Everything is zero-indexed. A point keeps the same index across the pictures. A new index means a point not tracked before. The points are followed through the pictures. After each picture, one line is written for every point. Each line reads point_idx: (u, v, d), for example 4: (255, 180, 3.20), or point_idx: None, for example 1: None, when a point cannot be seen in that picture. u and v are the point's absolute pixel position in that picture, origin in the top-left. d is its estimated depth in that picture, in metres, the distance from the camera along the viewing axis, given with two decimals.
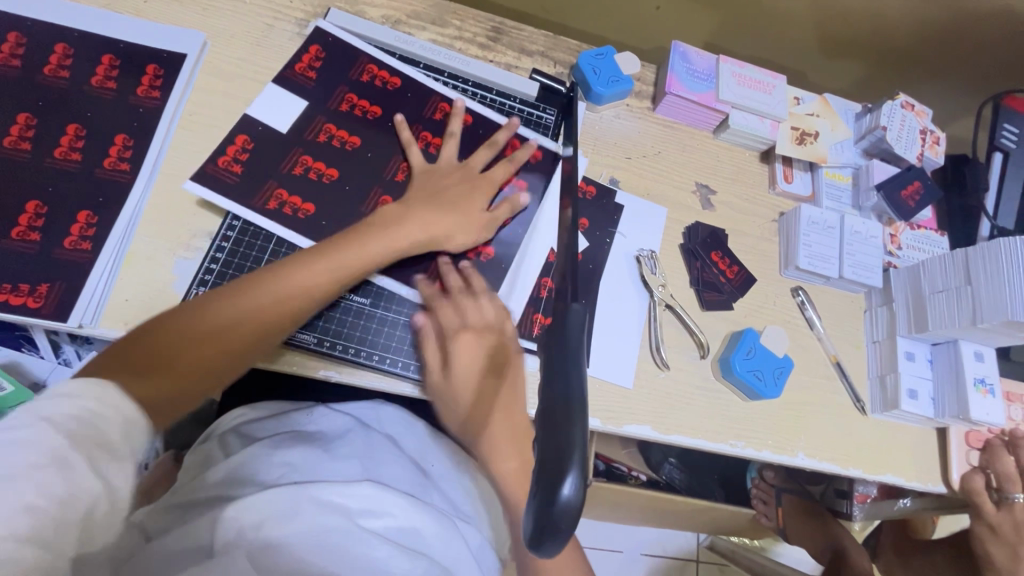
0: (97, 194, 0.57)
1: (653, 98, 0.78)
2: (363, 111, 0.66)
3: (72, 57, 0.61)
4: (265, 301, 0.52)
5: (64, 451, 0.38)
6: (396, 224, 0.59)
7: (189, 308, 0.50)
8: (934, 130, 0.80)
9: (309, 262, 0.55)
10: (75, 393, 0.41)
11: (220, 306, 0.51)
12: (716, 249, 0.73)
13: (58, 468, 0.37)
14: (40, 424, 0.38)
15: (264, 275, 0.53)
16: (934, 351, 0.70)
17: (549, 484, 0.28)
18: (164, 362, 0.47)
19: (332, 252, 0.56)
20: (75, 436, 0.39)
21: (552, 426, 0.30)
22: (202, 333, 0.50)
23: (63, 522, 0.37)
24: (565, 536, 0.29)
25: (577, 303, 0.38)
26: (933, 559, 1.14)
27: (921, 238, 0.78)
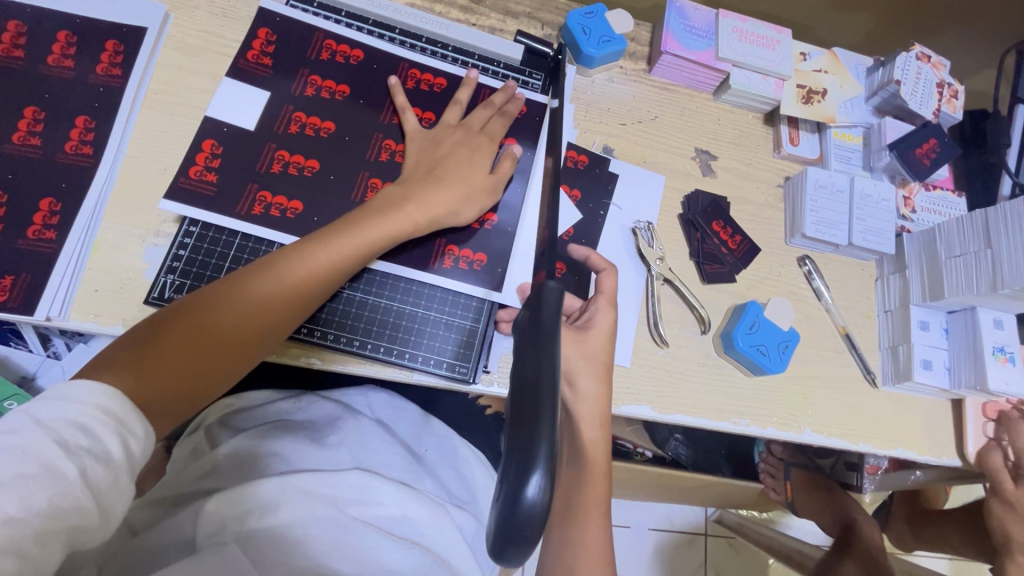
0: (60, 180, 0.55)
1: (648, 60, 0.73)
2: (334, 87, 0.61)
3: (26, 36, 0.57)
4: (267, 291, 0.48)
5: (51, 459, 0.36)
6: (392, 199, 0.54)
7: (188, 303, 0.47)
8: (952, 82, 0.74)
9: (313, 247, 0.50)
10: (69, 396, 0.38)
11: (218, 297, 0.47)
12: (718, 219, 0.69)
13: (38, 475, 0.35)
14: (30, 429, 0.36)
15: (267, 262, 0.49)
16: (950, 320, 0.67)
17: (512, 485, 0.28)
18: (161, 361, 0.44)
19: (337, 235, 0.51)
20: (57, 438, 0.36)
21: (519, 424, 0.30)
22: (202, 327, 0.46)
23: (45, 529, 0.35)
24: (531, 540, 0.28)
25: (555, 282, 0.38)
26: (947, 529, 1.12)
27: (937, 200, 0.73)
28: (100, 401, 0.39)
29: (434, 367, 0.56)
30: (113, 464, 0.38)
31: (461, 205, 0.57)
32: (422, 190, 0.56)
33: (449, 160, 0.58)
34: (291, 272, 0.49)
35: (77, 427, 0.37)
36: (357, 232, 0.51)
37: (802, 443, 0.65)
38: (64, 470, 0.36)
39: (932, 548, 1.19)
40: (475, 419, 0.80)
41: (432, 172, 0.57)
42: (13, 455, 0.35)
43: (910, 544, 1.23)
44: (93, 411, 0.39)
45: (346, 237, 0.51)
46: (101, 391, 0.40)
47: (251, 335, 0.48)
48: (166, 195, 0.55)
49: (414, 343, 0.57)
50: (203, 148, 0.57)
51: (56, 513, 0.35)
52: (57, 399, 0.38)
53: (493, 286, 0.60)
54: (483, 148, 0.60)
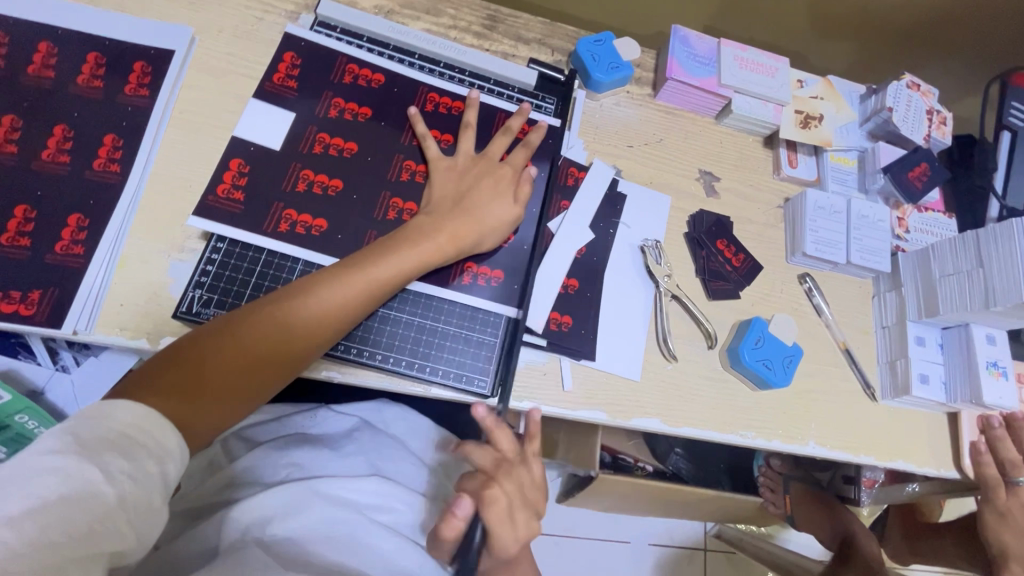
0: (88, 196, 0.56)
1: (654, 85, 0.77)
2: (357, 110, 0.63)
3: (56, 56, 0.59)
4: (301, 317, 0.50)
5: (93, 484, 0.37)
6: (423, 229, 0.56)
7: (223, 325, 0.48)
8: (941, 109, 0.78)
9: (346, 274, 0.52)
10: (107, 414, 0.39)
11: (253, 320, 0.49)
12: (722, 238, 0.71)
13: (78, 497, 0.36)
14: (70, 449, 0.37)
15: (301, 287, 0.51)
16: (944, 335, 0.69)
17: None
18: (198, 382, 0.46)
19: (371, 262, 0.53)
20: (97, 461, 0.37)
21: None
22: (237, 351, 0.48)
23: (81, 551, 0.36)
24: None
25: None
26: (943, 543, 1.15)
27: (929, 221, 0.77)
28: (138, 422, 0.40)
29: (452, 381, 0.58)
30: (150, 488, 0.39)
31: (484, 235, 0.60)
32: (452, 220, 0.58)
33: (476, 191, 0.60)
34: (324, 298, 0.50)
35: (119, 451, 0.39)
36: (388, 260, 0.53)
37: (806, 456, 0.67)
38: (105, 493, 0.37)
39: (928, 562, 1.21)
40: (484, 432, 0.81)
41: (459, 203, 0.59)
42: (55, 476, 0.36)
43: (907, 558, 1.25)
44: (132, 435, 0.39)
45: (378, 265, 0.53)
46: (142, 412, 0.41)
47: (284, 359, 0.49)
48: (195, 213, 0.56)
49: (435, 357, 0.58)
50: (230, 167, 0.58)
51: (92, 537, 0.36)
52: (95, 418, 0.39)
53: (508, 302, 0.61)
54: (507, 177, 0.62)
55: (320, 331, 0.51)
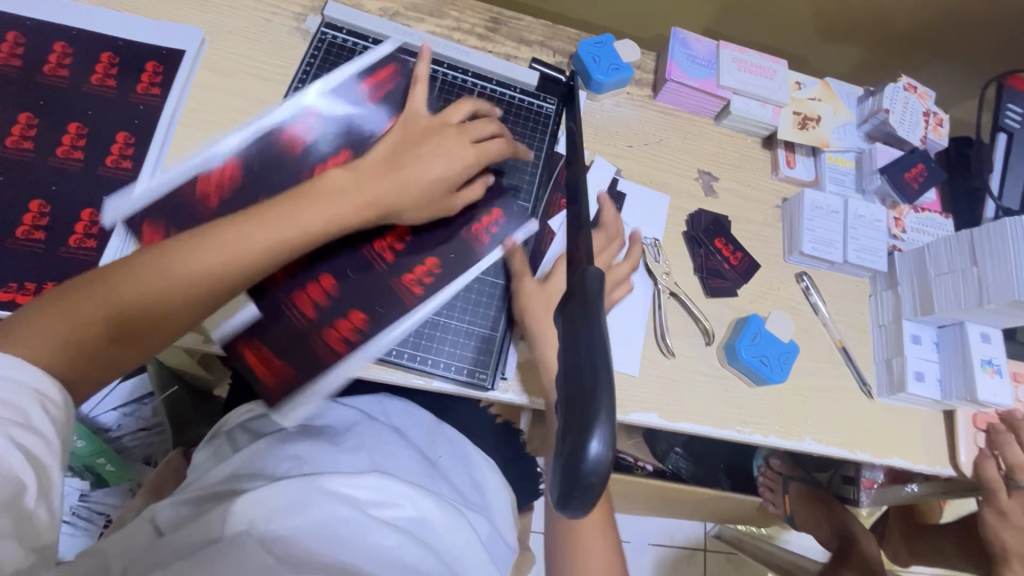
0: (101, 192, 0.57)
1: (653, 86, 0.78)
2: (365, 112, 0.65)
3: (71, 56, 0.61)
4: (209, 259, 0.48)
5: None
6: (343, 191, 0.54)
7: (128, 264, 0.47)
8: (938, 112, 0.79)
9: (265, 223, 0.51)
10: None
11: (162, 259, 0.48)
12: (720, 237, 0.72)
13: None
14: None
15: (213, 231, 0.49)
16: (940, 333, 0.70)
17: (575, 442, 0.29)
18: (99, 322, 0.45)
19: (276, 215, 0.51)
20: None
21: (577, 386, 0.31)
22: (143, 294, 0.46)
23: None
24: (597, 492, 0.29)
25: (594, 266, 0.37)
26: (942, 543, 1.15)
27: (926, 221, 0.77)
28: (17, 378, 0.40)
29: (454, 373, 0.59)
30: (40, 442, 0.40)
31: (409, 209, 0.58)
32: (380, 184, 0.56)
33: (421, 163, 0.58)
34: (228, 251, 0.49)
35: (5, 403, 0.39)
36: (306, 211, 0.52)
37: (802, 452, 0.68)
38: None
39: (927, 563, 1.22)
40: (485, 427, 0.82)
41: (396, 170, 0.57)
42: None
43: (906, 559, 1.25)
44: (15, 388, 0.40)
45: (296, 214, 0.52)
46: (15, 365, 0.40)
47: (193, 304, 0.49)
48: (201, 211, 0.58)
49: (436, 349, 0.60)
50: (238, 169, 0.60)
51: None
52: None
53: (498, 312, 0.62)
54: (468, 161, 0.60)
55: (221, 284, 0.49)
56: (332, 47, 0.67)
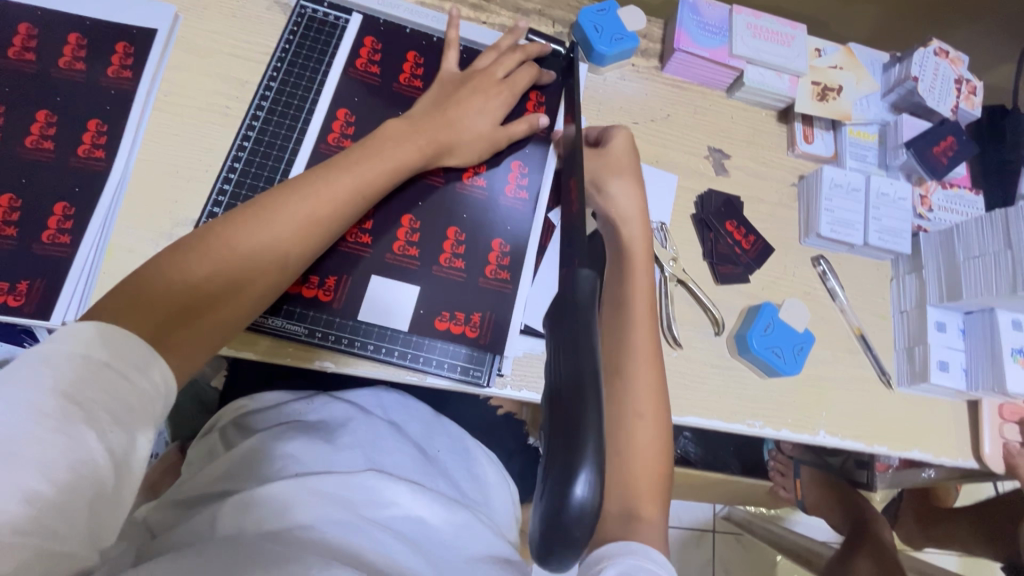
0: (73, 184, 0.55)
1: (660, 57, 0.72)
2: (367, 78, 0.61)
3: (36, 38, 0.57)
4: (283, 228, 0.47)
5: (67, 420, 0.33)
6: (404, 133, 0.55)
7: (197, 236, 0.45)
8: (971, 79, 0.73)
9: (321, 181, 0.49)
10: (85, 345, 0.36)
11: (229, 228, 0.46)
12: (731, 219, 0.68)
13: (54, 440, 0.33)
14: (42, 384, 0.34)
15: (276, 194, 0.48)
16: (966, 320, 0.66)
17: (557, 491, 0.27)
18: (181, 289, 0.43)
19: (349, 167, 0.51)
20: (72, 394, 0.34)
21: (562, 421, 0.28)
22: (218, 263, 0.44)
23: (65, 503, 0.33)
24: (581, 543, 0.27)
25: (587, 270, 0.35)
26: (958, 528, 1.12)
27: (954, 198, 0.72)
28: (108, 357, 0.37)
29: (448, 371, 0.56)
30: (130, 425, 0.36)
31: (460, 147, 0.58)
32: (428, 125, 0.56)
33: (462, 105, 0.58)
34: (303, 203, 0.48)
35: (96, 376, 0.36)
36: (365, 167, 0.51)
37: (817, 445, 0.65)
38: (83, 433, 0.34)
39: (941, 546, 1.19)
40: (485, 418, 0.80)
41: (442, 109, 0.57)
42: (29, 417, 0.33)
43: (919, 542, 1.23)
44: (112, 367, 0.37)
45: (355, 171, 0.51)
46: (107, 340, 0.37)
47: (269, 273, 0.47)
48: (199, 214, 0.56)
49: (428, 346, 0.56)
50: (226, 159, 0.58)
51: (74, 487, 0.33)
52: (73, 349, 0.36)
53: (511, 281, 0.59)
54: (500, 96, 0.60)
55: (299, 239, 0.48)
56: (312, 23, 0.62)
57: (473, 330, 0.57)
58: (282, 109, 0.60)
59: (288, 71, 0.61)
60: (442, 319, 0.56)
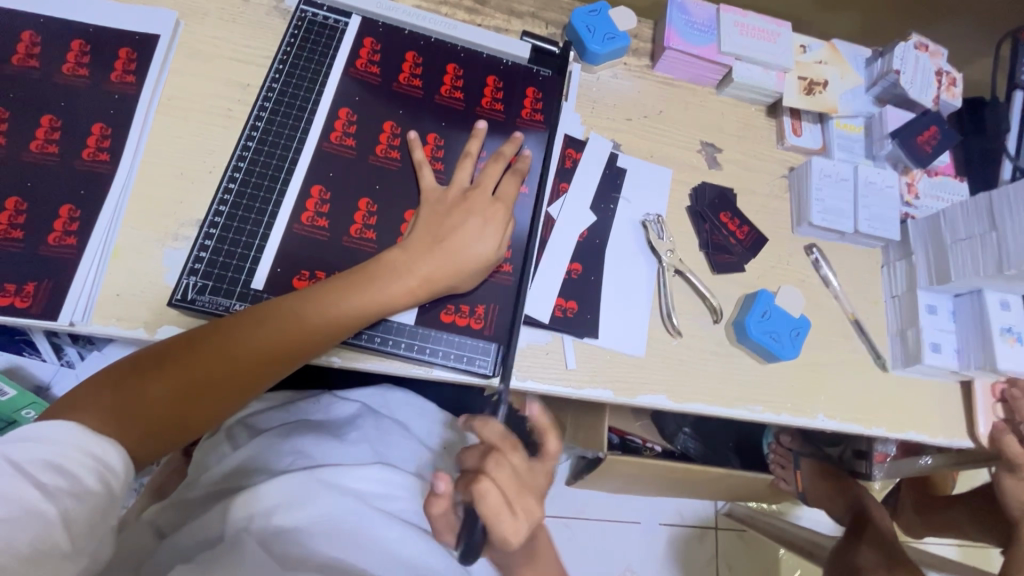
0: (79, 187, 0.55)
1: (651, 55, 0.74)
2: (367, 78, 0.63)
3: (40, 46, 0.58)
4: (343, 308, 0.51)
5: (29, 502, 0.39)
6: (427, 240, 0.55)
7: (205, 336, 0.48)
8: (951, 71, 0.76)
9: (329, 303, 0.51)
10: (45, 436, 0.41)
11: (290, 307, 0.50)
12: (725, 210, 0.70)
13: (18, 517, 0.38)
14: (8, 472, 0.39)
15: (286, 304, 0.50)
16: (956, 303, 0.68)
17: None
18: (225, 359, 0.48)
19: (421, 253, 0.55)
20: (34, 478, 0.40)
21: None
22: (251, 345, 0.49)
23: (36, 569, 0.38)
24: None
25: None
26: (956, 514, 1.14)
27: (939, 186, 0.74)
28: (85, 444, 0.42)
29: (455, 363, 0.57)
30: (93, 504, 0.42)
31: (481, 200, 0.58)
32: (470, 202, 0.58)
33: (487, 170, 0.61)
34: (369, 292, 0.52)
35: (58, 467, 0.41)
36: (373, 294, 0.52)
37: (816, 429, 0.66)
38: (45, 510, 0.39)
39: (941, 534, 1.20)
40: None
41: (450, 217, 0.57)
42: None
43: (919, 531, 1.24)
44: (74, 453, 0.42)
45: (357, 295, 0.51)
46: (81, 430, 0.43)
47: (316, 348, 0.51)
48: (205, 214, 0.57)
49: (434, 338, 0.57)
50: (230, 158, 0.59)
51: (38, 558, 0.38)
52: (37, 441, 0.41)
53: (514, 276, 0.61)
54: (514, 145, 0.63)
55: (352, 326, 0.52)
56: (312, 27, 0.64)
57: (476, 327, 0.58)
58: (285, 109, 0.61)
59: (290, 73, 0.62)
60: (451, 312, 0.58)
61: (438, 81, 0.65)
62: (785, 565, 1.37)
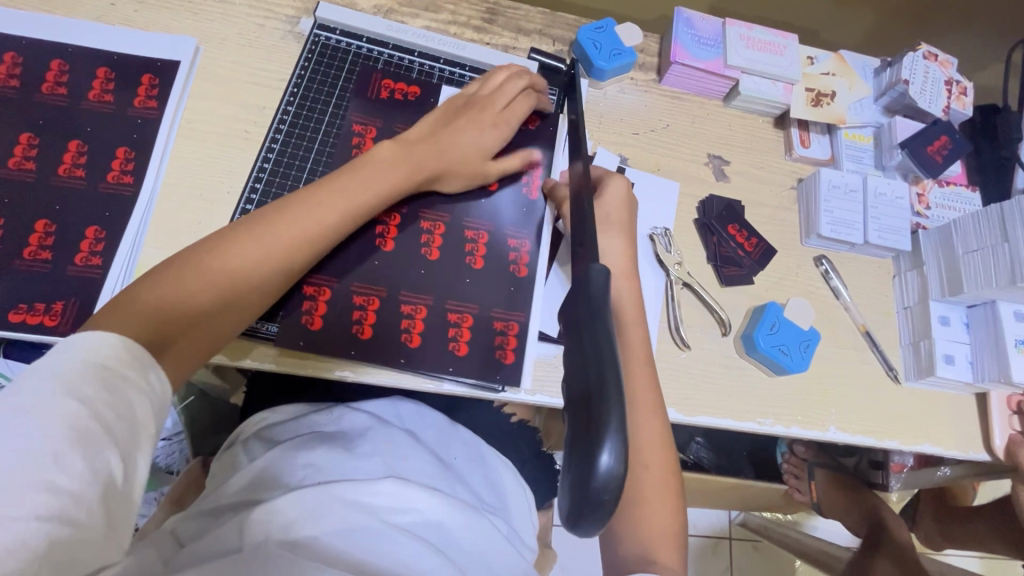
0: (104, 209, 0.57)
1: (658, 70, 0.75)
2: (379, 101, 0.65)
3: (67, 74, 0.61)
4: (319, 212, 0.52)
5: (75, 421, 0.37)
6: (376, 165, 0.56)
7: (149, 278, 0.46)
8: (961, 80, 0.75)
9: (297, 217, 0.51)
10: (88, 354, 0.40)
11: (261, 226, 0.50)
12: (733, 222, 0.70)
13: (65, 436, 0.37)
14: (52, 388, 0.38)
15: (257, 219, 0.50)
16: (970, 314, 0.67)
17: (584, 461, 0.27)
18: (206, 277, 0.47)
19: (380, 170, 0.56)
20: (79, 395, 0.38)
21: (584, 394, 0.29)
22: (231, 258, 0.48)
23: (84, 493, 0.36)
24: (609, 508, 0.27)
25: (600, 265, 0.36)
26: (977, 527, 1.12)
27: (951, 195, 0.74)
28: (116, 360, 0.41)
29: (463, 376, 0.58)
30: (133, 426, 0.40)
31: None
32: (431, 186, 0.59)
33: (470, 168, 0.61)
34: (343, 196, 0.53)
35: (102, 387, 0.39)
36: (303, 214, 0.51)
37: (827, 441, 0.66)
38: (86, 426, 0.38)
39: (962, 546, 1.18)
40: (502, 428, 0.81)
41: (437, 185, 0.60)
42: (45, 417, 0.37)
43: (939, 543, 1.22)
44: (115, 371, 0.40)
45: (333, 198, 0.52)
46: (113, 347, 0.41)
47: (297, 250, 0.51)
48: (223, 235, 0.59)
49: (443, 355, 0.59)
50: (247, 181, 0.61)
51: (89, 478, 0.37)
52: (79, 356, 0.40)
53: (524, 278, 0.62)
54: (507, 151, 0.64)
55: (329, 226, 0.52)
56: (326, 50, 0.66)
57: (514, 345, 0.60)
58: (300, 132, 0.63)
59: (304, 96, 0.64)
60: (499, 319, 0.60)
61: (447, 100, 0.67)
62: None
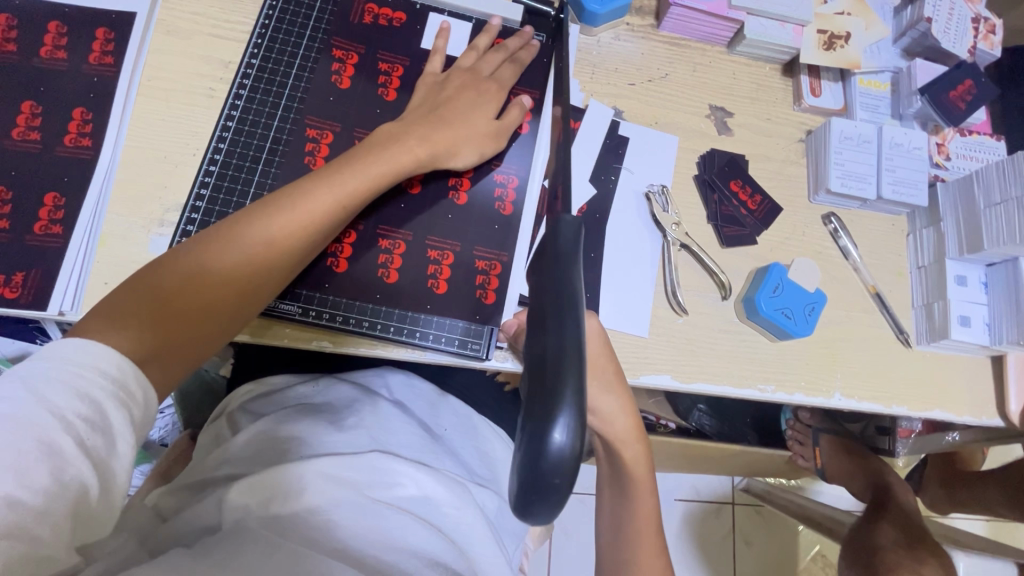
0: (62, 175, 0.54)
1: (656, 14, 0.69)
2: (350, 49, 0.60)
3: (17, 29, 0.56)
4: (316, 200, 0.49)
5: (46, 430, 0.35)
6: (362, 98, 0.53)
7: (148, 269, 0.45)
8: (991, 17, 0.69)
9: (294, 198, 0.48)
10: (64, 357, 0.38)
11: (259, 214, 0.47)
12: (736, 178, 0.66)
13: (35, 449, 0.35)
14: (24, 396, 0.36)
15: (258, 210, 0.48)
16: (989, 273, 0.63)
17: (534, 432, 0.26)
18: (202, 271, 0.45)
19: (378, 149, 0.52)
20: (51, 404, 0.36)
21: (537, 366, 0.28)
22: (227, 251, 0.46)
23: (49, 506, 0.35)
24: (560, 489, 0.26)
25: (570, 215, 0.34)
26: (986, 493, 1.10)
27: (973, 145, 0.68)
28: (99, 363, 0.38)
29: (446, 345, 0.55)
30: (112, 436, 0.38)
31: (456, 153, 0.56)
32: (418, 130, 0.55)
33: (451, 116, 0.57)
34: (339, 180, 0.50)
35: (79, 395, 0.37)
36: (352, 173, 0.50)
37: (832, 408, 0.63)
38: (58, 439, 0.35)
39: (968, 510, 1.16)
40: (495, 397, 0.79)
41: (434, 112, 0.56)
42: (12, 426, 0.35)
43: (945, 506, 1.20)
44: (92, 377, 0.38)
45: (329, 181, 0.49)
46: (91, 353, 0.39)
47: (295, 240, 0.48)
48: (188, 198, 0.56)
49: (425, 321, 0.56)
50: (211, 140, 0.57)
51: (55, 493, 0.35)
52: (54, 360, 0.38)
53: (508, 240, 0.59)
54: (490, 100, 0.59)
55: (329, 215, 0.49)
56: None
57: (496, 285, 0.58)
58: (265, 86, 0.59)
59: (269, 48, 0.60)
60: (481, 258, 0.58)
61: (424, 47, 0.62)
62: (805, 540, 1.34)
